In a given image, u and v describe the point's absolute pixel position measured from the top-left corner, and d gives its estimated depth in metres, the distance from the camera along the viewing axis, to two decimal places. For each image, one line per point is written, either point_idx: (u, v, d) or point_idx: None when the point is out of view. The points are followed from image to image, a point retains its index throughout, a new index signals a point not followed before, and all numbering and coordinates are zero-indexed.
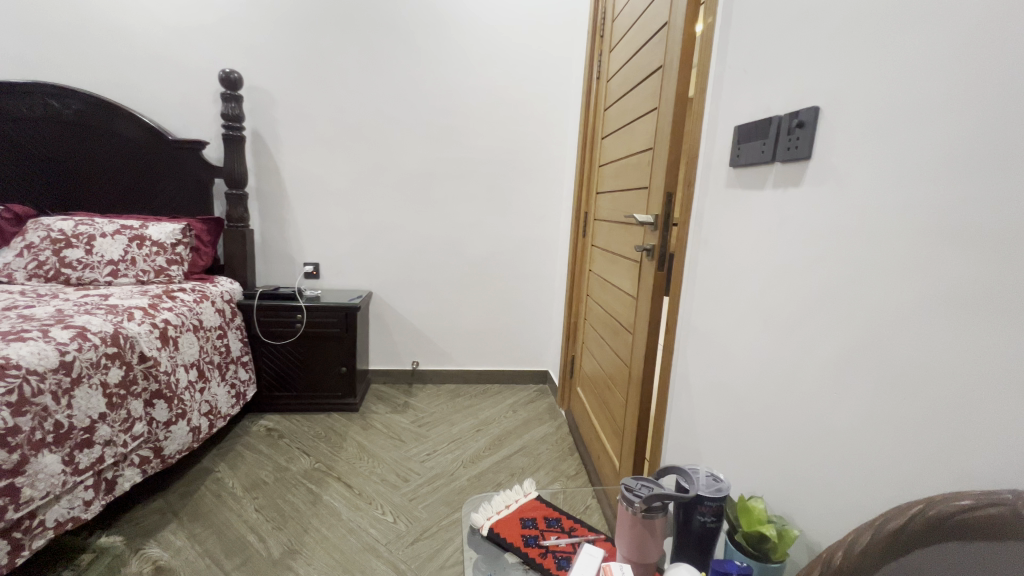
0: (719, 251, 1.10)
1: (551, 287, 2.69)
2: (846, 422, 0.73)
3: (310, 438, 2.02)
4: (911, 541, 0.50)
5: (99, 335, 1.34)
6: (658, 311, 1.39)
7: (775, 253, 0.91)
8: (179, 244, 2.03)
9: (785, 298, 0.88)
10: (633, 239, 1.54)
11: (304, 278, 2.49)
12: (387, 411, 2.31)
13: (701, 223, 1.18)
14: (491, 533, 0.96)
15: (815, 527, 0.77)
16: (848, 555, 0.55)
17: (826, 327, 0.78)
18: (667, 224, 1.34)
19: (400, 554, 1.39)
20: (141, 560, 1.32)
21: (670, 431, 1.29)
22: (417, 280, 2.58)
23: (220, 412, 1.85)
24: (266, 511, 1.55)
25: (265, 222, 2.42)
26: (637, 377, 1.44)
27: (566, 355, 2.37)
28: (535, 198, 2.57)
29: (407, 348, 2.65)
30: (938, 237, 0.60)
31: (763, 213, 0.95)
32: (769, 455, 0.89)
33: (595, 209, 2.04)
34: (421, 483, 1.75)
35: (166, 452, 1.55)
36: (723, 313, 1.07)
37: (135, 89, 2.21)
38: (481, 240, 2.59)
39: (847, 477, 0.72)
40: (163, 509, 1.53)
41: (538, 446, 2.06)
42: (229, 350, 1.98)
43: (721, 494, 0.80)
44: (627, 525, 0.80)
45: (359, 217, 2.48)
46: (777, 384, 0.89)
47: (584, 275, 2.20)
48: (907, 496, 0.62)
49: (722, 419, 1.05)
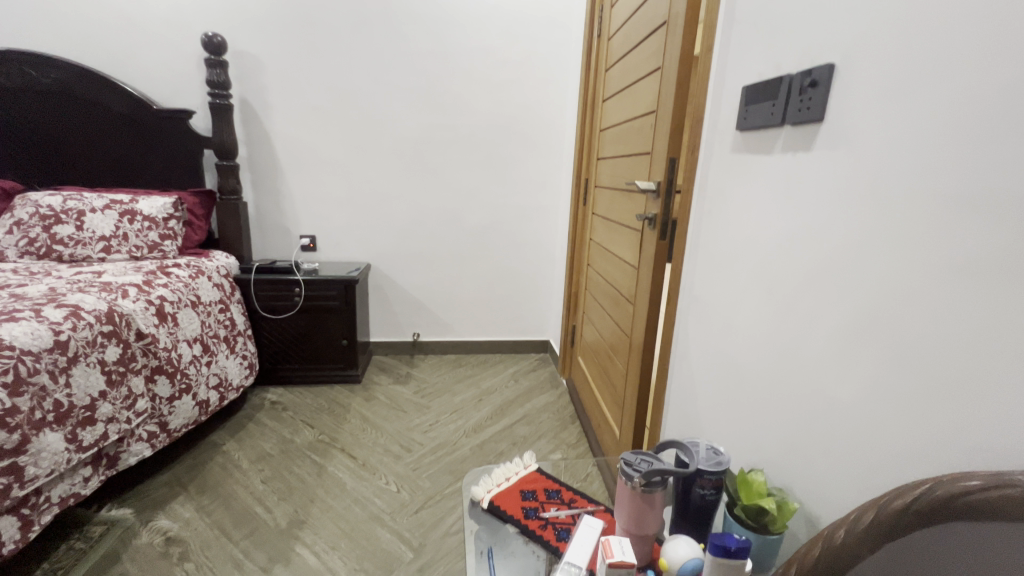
0: (724, 219, 1.06)
1: (552, 257, 2.66)
2: (852, 398, 0.71)
3: (313, 410, 2.04)
4: (917, 521, 0.48)
5: (93, 313, 1.33)
6: (660, 280, 1.36)
7: (783, 221, 0.87)
8: (171, 219, 1.99)
9: (791, 269, 0.84)
10: (635, 207, 1.49)
11: (301, 251, 2.45)
12: (389, 383, 2.32)
13: (706, 190, 1.13)
14: (492, 505, 0.97)
15: (816, 499, 0.77)
16: (849, 532, 0.53)
17: (832, 300, 0.75)
18: (670, 191, 1.29)
19: (404, 523, 1.42)
20: (152, 531, 1.35)
21: (671, 402, 1.29)
22: (415, 252, 2.55)
23: (231, 384, 1.86)
24: (273, 482, 1.57)
25: (258, 194, 2.37)
26: (637, 348, 1.43)
27: (567, 324, 2.36)
28: (535, 165, 2.51)
29: (407, 320, 2.64)
30: (959, 204, 0.56)
31: (770, 179, 0.90)
32: (771, 427, 0.88)
33: (596, 176, 1.98)
34: (424, 453, 1.77)
35: (173, 426, 1.56)
36: (727, 283, 1.04)
37: (114, 56, 2.12)
38: (481, 209, 2.54)
39: (851, 450, 0.71)
40: (171, 482, 1.55)
41: (540, 415, 2.08)
42: (234, 323, 1.97)
43: (721, 468, 0.79)
44: (626, 499, 0.80)
45: (355, 188, 2.42)
46: (780, 358, 0.87)
47: (584, 244, 2.16)
48: (912, 472, 0.61)
49: (724, 391, 1.04)
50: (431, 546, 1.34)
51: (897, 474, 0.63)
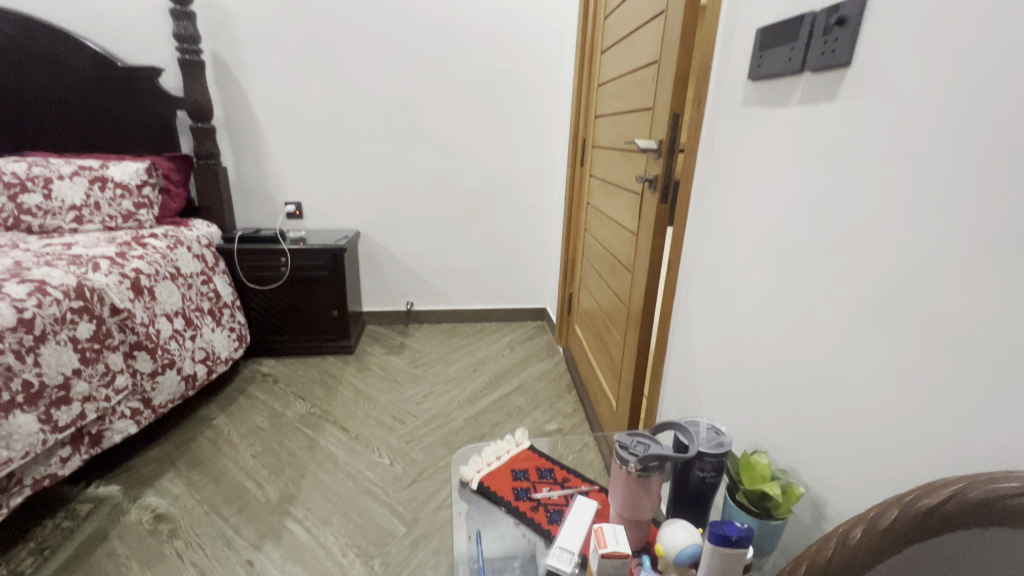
0: (732, 180, 0.97)
1: (549, 222, 2.56)
2: (869, 378, 0.65)
3: (304, 382, 2.00)
4: (941, 523, 0.43)
5: (61, 289, 1.26)
6: (660, 247, 1.28)
7: (798, 182, 0.78)
8: (145, 185, 1.89)
9: (805, 236, 0.76)
10: (635, 168, 1.39)
11: (287, 219, 2.36)
12: (383, 353, 2.28)
13: (713, 148, 1.04)
14: (481, 487, 0.93)
15: (822, 482, 0.73)
16: (869, 531, 0.47)
17: (851, 271, 0.68)
18: (673, 150, 1.19)
19: (397, 497, 1.40)
20: (141, 509, 1.33)
21: (670, 375, 1.24)
22: (406, 218, 2.45)
23: (219, 357, 1.81)
24: (263, 457, 1.55)
25: (238, 159, 2.25)
26: (636, 317, 1.37)
27: (563, 292, 2.30)
28: (530, 124, 2.37)
29: (400, 288, 2.57)
30: (1009, 161, 0.48)
31: (785, 135, 0.81)
32: (776, 405, 0.83)
33: (594, 135, 1.86)
34: (418, 425, 1.74)
35: (157, 402, 1.52)
36: (733, 251, 0.96)
37: (73, 7, 1.95)
38: (473, 173, 2.42)
39: (863, 433, 0.66)
40: (161, 458, 1.53)
41: (536, 384, 2.05)
42: (219, 295, 1.89)
43: (723, 450, 0.74)
44: (621, 483, 0.75)
45: (340, 152, 2.30)
46: (789, 332, 0.81)
47: (581, 209, 2.07)
48: (934, 462, 0.56)
49: (726, 366, 0.98)
50: (425, 520, 1.32)
51: (918, 463, 0.58)
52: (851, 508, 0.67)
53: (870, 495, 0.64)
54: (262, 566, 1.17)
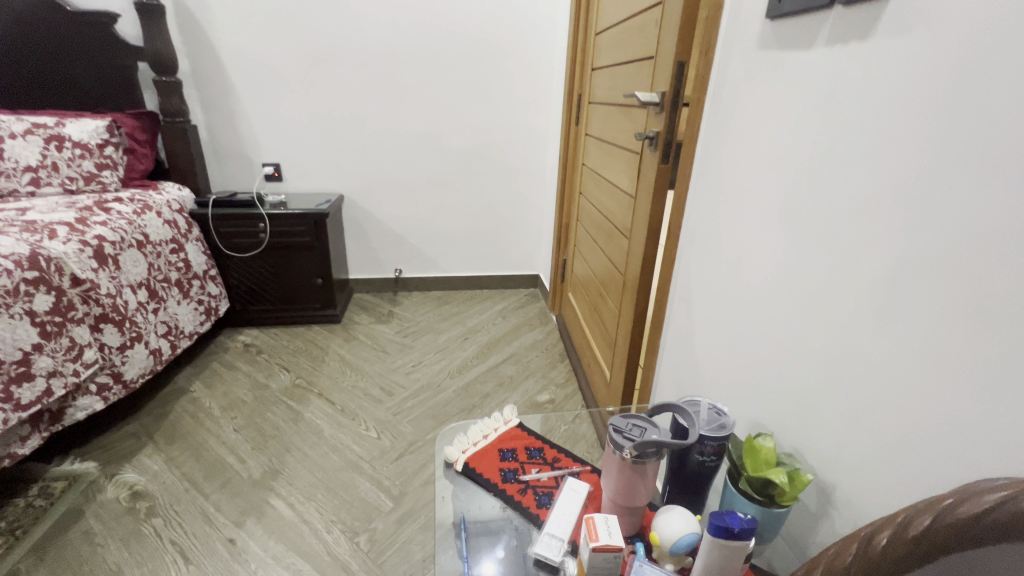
0: (743, 138, 0.87)
1: (541, 185, 2.44)
2: (890, 358, 0.59)
3: (288, 353, 1.94)
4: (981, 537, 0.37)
5: (11, 258, 1.18)
6: (659, 211, 1.19)
7: (820, 138, 0.69)
8: (107, 144, 1.75)
9: (823, 200, 0.68)
10: (634, 124, 1.28)
11: (266, 181, 2.23)
12: (370, 322, 2.21)
13: (722, 100, 0.94)
14: (466, 469, 0.90)
15: (828, 466, 0.68)
16: (898, 538, 0.42)
17: (876, 240, 0.60)
18: (676, 104, 1.08)
19: (384, 470, 1.36)
20: (117, 486, 1.28)
21: (667, 347, 1.18)
22: (392, 181, 2.33)
23: (183, 331, 1.73)
24: (245, 431, 1.50)
25: (209, 115, 2.10)
26: (631, 286, 1.30)
27: (556, 258, 2.22)
28: (522, 79, 2.22)
29: (388, 255, 2.48)
30: None
31: (808, 83, 0.71)
32: (782, 383, 0.77)
33: (590, 90, 1.73)
34: (406, 396, 1.69)
35: (127, 377, 1.46)
36: (740, 216, 0.88)
37: None
38: (461, 132, 2.28)
39: (878, 418, 0.60)
40: (137, 433, 1.47)
41: (528, 354, 1.99)
42: (189, 265, 1.80)
43: (725, 433, 0.69)
44: (614, 469, 0.70)
45: (319, 109, 2.15)
46: (799, 306, 0.74)
47: (576, 170, 1.95)
48: (961, 453, 0.50)
49: (728, 340, 0.92)
50: (412, 494, 1.29)
51: (942, 454, 0.52)
52: (860, 496, 0.63)
53: (883, 484, 0.59)
54: (244, 544, 1.14)
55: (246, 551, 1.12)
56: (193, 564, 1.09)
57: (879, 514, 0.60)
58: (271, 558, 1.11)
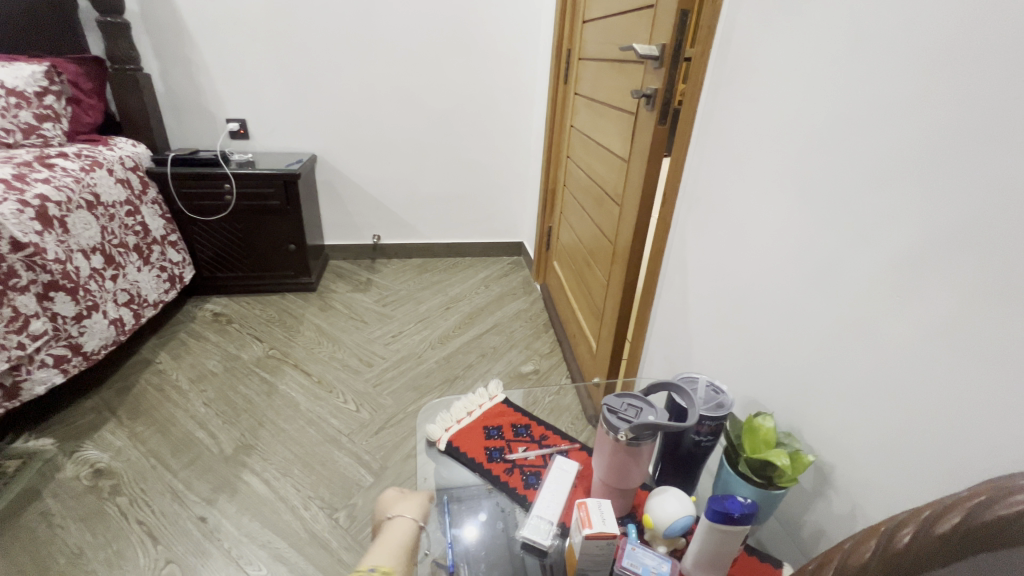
0: (750, 95, 0.80)
1: (526, 149, 2.34)
2: (907, 337, 0.54)
3: (261, 323, 1.85)
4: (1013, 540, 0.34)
5: None
6: (654, 177, 1.12)
7: (839, 96, 0.63)
8: (47, 93, 1.57)
9: (841, 164, 0.63)
10: (630, 81, 1.19)
11: (231, 139, 2.07)
12: (348, 290, 2.13)
13: (729, 54, 0.86)
14: (449, 448, 0.86)
15: (827, 446, 0.66)
16: (922, 535, 0.38)
17: (899, 208, 0.55)
18: (677, 58, 0.99)
19: (363, 445, 1.32)
20: (78, 464, 1.21)
21: (657, 319, 1.15)
22: (368, 141, 2.20)
23: (147, 300, 1.63)
24: (216, 404, 1.43)
25: (164, 64, 1.91)
26: (621, 256, 1.24)
27: (542, 226, 2.15)
28: (506, 32, 2.08)
29: (366, 220, 2.37)
30: None
31: (828, 33, 0.64)
32: (782, 360, 0.74)
33: (580, 45, 1.62)
34: (386, 367, 1.64)
35: (88, 348, 1.38)
36: (743, 181, 0.83)
37: None
38: (442, 90, 2.15)
39: (884, 398, 0.57)
40: (99, 408, 1.39)
41: (512, 323, 1.95)
42: (147, 229, 1.68)
43: (723, 413, 0.66)
44: (607, 450, 0.66)
45: (286, 59, 1.98)
46: (804, 279, 0.69)
47: (564, 133, 1.86)
48: (981, 436, 0.47)
49: (723, 312, 0.88)
50: (394, 469, 1.25)
51: (957, 437, 0.49)
52: (863, 476, 0.60)
53: (888, 466, 0.57)
54: (217, 522, 1.09)
55: (219, 530, 1.07)
56: (161, 544, 1.04)
57: (882, 495, 0.58)
58: (245, 536, 1.06)
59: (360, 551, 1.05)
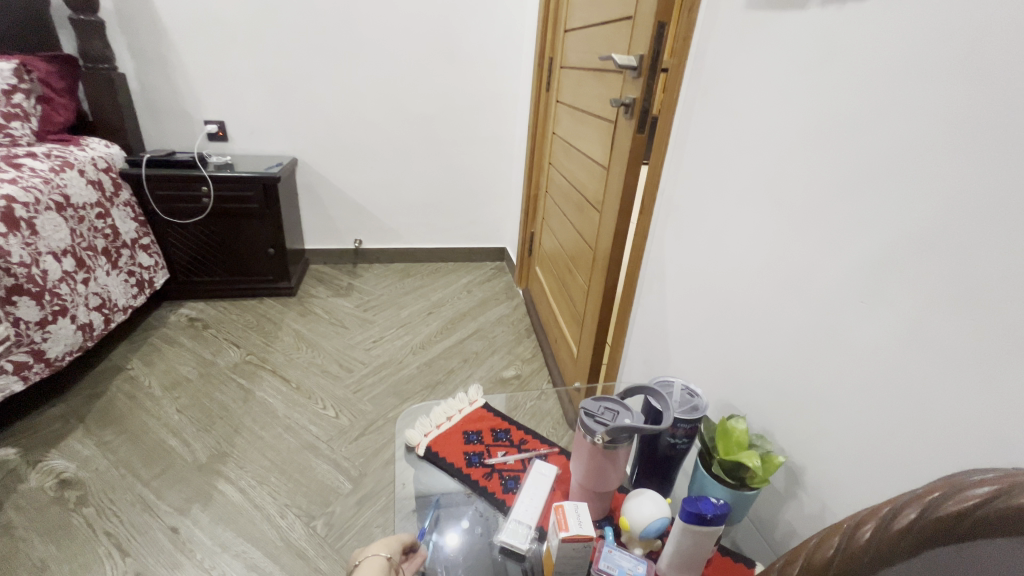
0: (725, 106, 0.83)
1: (509, 155, 2.35)
2: (873, 341, 0.57)
3: (238, 328, 1.82)
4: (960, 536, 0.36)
5: None
6: (633, 184, 1.14)
7: (808, 109, 0.65)
8: (15, 91, 1.53)
9: (811, 174, 0.65)
10: (610, 90, 1.21)
11: (209, 141, 2.04)
12: (328, 295, 2.10)
13: (705, 65, 0.89)
14: (428, 453, 0.86)
15: (799, 448, 0.68)
16: (882, 531, 0.39)
17: (868, 217, 0.57)
18: (654, 69, 1.01)
19: (342, 451, 1.30)
20: (42, 474, 1.17)
21: (637, 323, 1.16)
22: (350, 146, 2.18)
23: (116, 305, 1.59)
24: (190, 411, 1.40)
25: (140, 64, 1.88)
26: (602, 260, 1.25)
27: (524, 232, 2.16)
28: (490, 40, 2.10)
29: (347, 225, 2.35)
30: None
31: (799, 48, 0.67)
32: (755, 366, 0.76)
33: (562, 54, 1.64)
34: (366, 373, 1.62)
35: (51, 355, 1.34)
36: (719, 190, 0.85)
37: None
38: (425, 95, 2.15)
39: (852, 401, 0.60)
40: (65, 416, 1.35)
41: (494, 328, 1.95)
42: (117, 232, 1.63)
43: (697, 416, 0.67)
44: (584, 454, 0.66)
45: (268, 63, 1.97)
46: (778, 286, 0.71)
47: (546, 140, 1.88)
48: (943, 436, 0.49)
49: (701, 318, 0.90)
50: (373, 475, 1.24)
51: (922, 437, 0.51)
52: (833, 477, 0.62)
53: (858, 466, 0.59)
54: (189, 533, 1.06)
55: (192, 540, 1.05)
56: (130, 555, 1.01)
57: (851, 495, 0.60)
58: (219, 546, 1.04)
59: (337, 559, 1.04)
